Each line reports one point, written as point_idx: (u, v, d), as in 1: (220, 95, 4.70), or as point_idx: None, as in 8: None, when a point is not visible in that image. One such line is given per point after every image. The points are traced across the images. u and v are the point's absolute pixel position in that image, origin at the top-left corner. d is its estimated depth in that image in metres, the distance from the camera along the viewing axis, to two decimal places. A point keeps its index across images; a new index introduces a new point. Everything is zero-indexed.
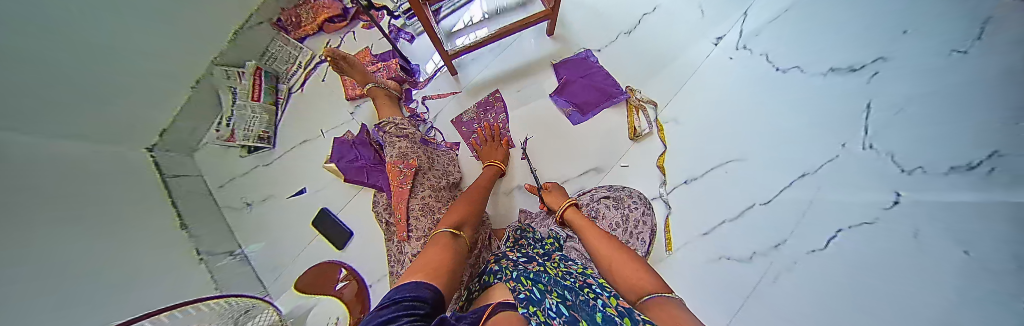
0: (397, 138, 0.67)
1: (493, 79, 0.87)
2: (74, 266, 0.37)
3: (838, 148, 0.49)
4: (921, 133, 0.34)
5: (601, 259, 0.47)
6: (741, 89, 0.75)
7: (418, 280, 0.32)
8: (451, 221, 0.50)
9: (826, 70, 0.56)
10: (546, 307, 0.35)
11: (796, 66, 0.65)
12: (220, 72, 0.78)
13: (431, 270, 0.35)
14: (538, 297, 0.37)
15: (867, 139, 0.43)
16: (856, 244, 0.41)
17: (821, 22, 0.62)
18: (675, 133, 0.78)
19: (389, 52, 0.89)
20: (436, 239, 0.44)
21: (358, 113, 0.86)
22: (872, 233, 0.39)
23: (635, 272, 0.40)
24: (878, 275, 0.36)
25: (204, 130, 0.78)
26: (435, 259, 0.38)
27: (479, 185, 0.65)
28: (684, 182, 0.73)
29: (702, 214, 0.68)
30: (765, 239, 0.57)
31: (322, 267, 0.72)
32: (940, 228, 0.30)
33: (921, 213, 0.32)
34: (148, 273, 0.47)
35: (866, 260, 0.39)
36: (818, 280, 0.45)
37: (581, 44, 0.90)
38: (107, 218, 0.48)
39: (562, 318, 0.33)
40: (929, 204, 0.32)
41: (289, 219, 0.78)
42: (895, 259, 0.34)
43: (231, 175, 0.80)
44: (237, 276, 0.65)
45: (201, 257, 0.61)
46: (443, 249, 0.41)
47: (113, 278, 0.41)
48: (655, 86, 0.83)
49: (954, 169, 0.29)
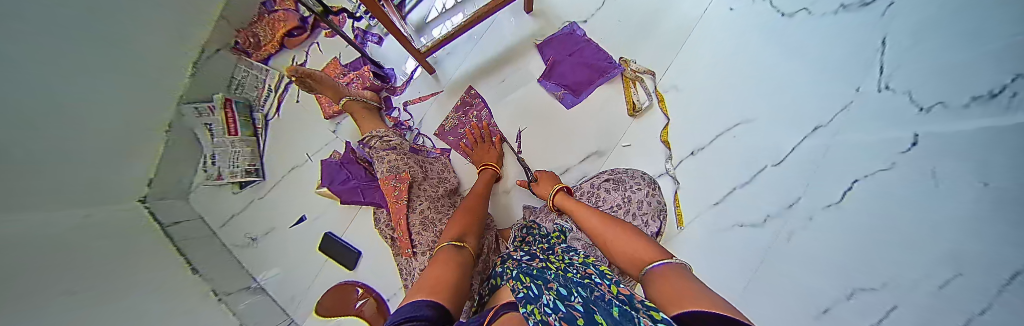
0: (383, 152, 0.63)
1: (474, 71, 0.81)
2: None
3: (852, 94, 0.46)
4: (956, 65, 0.30)
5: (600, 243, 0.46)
6: (744, 44, 0.68)
7: (419, 299, 0.30)
8: (453, 233, 0.48)
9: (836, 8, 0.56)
10: (543, 305, 0.33)
11: (803, 8, 0.61)
12: (190, 111, 0.74)
13: (435, 286, 0.33)
14: (536, 293, 0.36)
15: (884, 79, 0.41)
16: (869, 197, 0.37)
17: None
18: (676, 102, 0.73)
19: (359, 59, 0.84)
20: (438, 255, 0.42)
21: (340, 131, 0.82)
22: (888, 183, 0.35)
23: (633, 244, 0.40)
24: (890, 230, 0.33)
25: (189, 176, 0.77)
26: (442, 275, 0.36)
27: (479, 190, 0.63)
28: (691, 154, 0.69)
29: (710, 186, 0.65)
30: (779, 199, 0.53)
31: (338, 288, 0.73)
32: (955, 170, 0.27)
33: (935, 157, 0.29)
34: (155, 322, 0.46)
35: (882, 208, 0.35)
36: (831, 239, 0.41)
37: (564, 17, 0.82)
38: (101, 279, 0.45)
39: (559, 315, 0.30)
40: (938, 147, 0.29)
41: (296, 246, 0.78)
42: (905, 213, 0.31)
43: (229, 213, 0.80)
44: (259, 309, 0.68)
45: (219, 298, 0.62)
46: (446, 264, 0.39)
47: None
48: (649, 52, 0.76)
49: (975, 100, 0.26)
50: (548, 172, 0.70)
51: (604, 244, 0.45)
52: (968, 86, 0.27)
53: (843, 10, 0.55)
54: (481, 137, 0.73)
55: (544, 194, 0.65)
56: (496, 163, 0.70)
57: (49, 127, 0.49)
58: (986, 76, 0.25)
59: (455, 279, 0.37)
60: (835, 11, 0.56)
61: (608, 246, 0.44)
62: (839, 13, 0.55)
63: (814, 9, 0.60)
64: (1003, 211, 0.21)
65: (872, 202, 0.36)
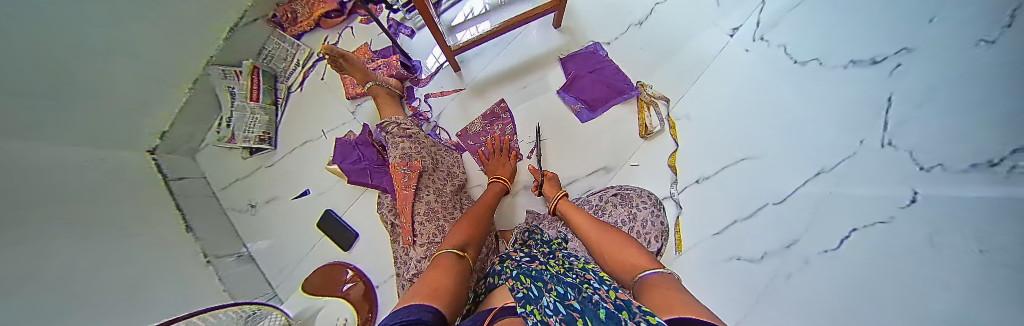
0: (399, 138, 0.64)
1: (498, 75, 0.84)
2: (65, 282, 0.36)
3: (856, 146, 0.45)
4: (946, 129, 0.32)
5: (597, 249, 0.49)
6: (753, 86, 0.72)
7: (420, 303, 0.30)
8: (455, 242, 0.48)
9: (845, 63, 0.53)
10: (543, 306, 0.33)
11: (815, 58, 0.60)
12: (217, 72, 0.75)
13: (435, 291, 0.34)
14: (536, 295, 0.36)
15: (886, 135, 0.41)
16: (868, 245, 0.38)
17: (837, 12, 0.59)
18: (687, 131, 0.75)
19: (389, 49, 0.87)
20: (438, 261, 0.43)
21: (359, 112, 0.84)
22: (887, 233, 0.36)
23: (631, 254, 0.43)
24: (888, 281, 0.33)
25: (203, 132, 0.78)
26: (442, 281, 0.36)
27: (487, 202, 0.63)
28: (696, 181, 0.71)
29: (713, 216, 0.66)
30: (777, 238, 0.54)
31: (328, 268, 0.72)
32: (957, 230, 0.28)
33: (939, 214, 0.30)
34: (138, 278, 0.45)
35: (885, 252, 0.36)
36: (824, 281, 0.42)
37: (589, 37, 0.86)
38: (94, 226, 0.45)
39: (559, 317, 0.32)
40: (943, 203, 0.31)
41: (292, 219, 0.77)
42: (902, 264, 0.33)
43: (233, 177, 0.80)
44: (245, 280, 0.67)
45: (209, 260, 0.62)
46: (445, 273, 0.39)
47: (104, 290, 0.39)
48: (667, 80, 0.80)
49: (974, 167, 0.28)
50: (555, 175, 0.72)
51: (601, 253, 0.48)
52: (964, 152, 0.29)
53: (852, 65, 0.52)
54: (500, 148, 0.74)
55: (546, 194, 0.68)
56: (507, 176, 0.71)
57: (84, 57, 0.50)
58: (983, 142, 0.27)
59: (454, 286, 0.37)
60: (843, 66, 0.53)
61: (602, 253, 0.47)
62: (848, 68, 0.52)
63: (826, 61, 0.57)
64: (1003, 272, 0.22)
65: (875, 243, 0.37)
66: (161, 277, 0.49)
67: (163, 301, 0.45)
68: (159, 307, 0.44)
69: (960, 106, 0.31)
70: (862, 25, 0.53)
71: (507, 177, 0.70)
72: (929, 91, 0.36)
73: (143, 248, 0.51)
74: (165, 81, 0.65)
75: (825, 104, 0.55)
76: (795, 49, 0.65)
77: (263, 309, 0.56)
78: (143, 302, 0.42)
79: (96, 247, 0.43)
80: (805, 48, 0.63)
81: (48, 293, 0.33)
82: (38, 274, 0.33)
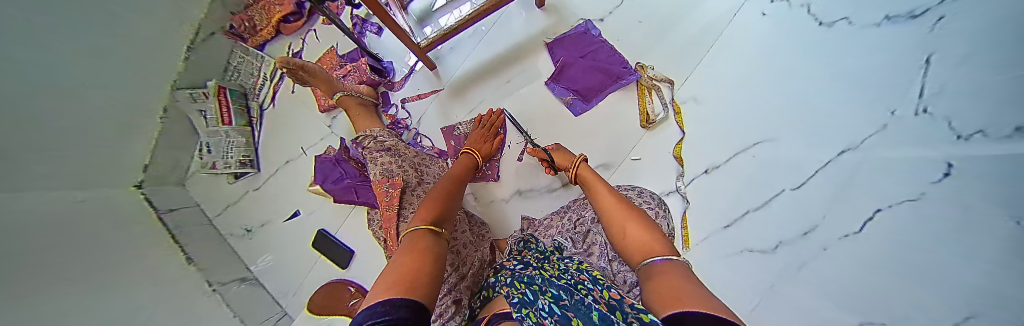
0: (376, 153, 0.60)
1: (478, 70, 0.76)
2: (87, 307, 0.38)
3: (885, 117, 0.36)
4: (983, 85, 0.25)
5: (611, 222, 0.47)
6: (760, 53, 0.63)
7: (390, 298, 0.26)
8: (426, 216, 0.44)
9: (879, 20, 0.42)
10: (539, 308, 0.31)
11: (843, 18, 0.49)
12: (184, 96, 0.71)
13: (410, 281, 0.30)
14: (531, 298, 0.33)
15: (922, 103, 0.31)
16: (885, 235, 0.32)
17: None
18: (693, 116, 0.69)
19: (356, 51, 0.80)
20: (412, 240, 0.39)
21: (336, 125, 0.82)
22: (909, 221, 0.30)
23: (648, 236, 0.41)
24: (914, 278, 0.28)
25: (187, 159, 0.74)
26: (415, 267, 0.33)
27: (457, 173, 0.57)
28: (704, 172, 0.65)
29: (717, 209, 0.61)
30: (792, 225, 0.47)
31: (330, 287, 0.73)
32: (994, 210, 0.22)
33: (979, 192, 0.24)
34: (152, 298, 0.48)
35: (904, 243, 0.30)
36: (839, 279, 0.37)
37: (579, 15, 0.75)
38: (109, 251, 0.48)
39: (553, 318, 0.29)
40: (980, 176, 0.24)
41: (284, 234, 0.77)
42: (925, 258, 0.27)
43: (225, 202, 0.78)
44: (247, 301, 0.66)
45: (213, 288, 0.60)
46: (420, 253, 0.36)
47: (123, 310, 0.41)
48: (671, 59, 0.71)
49: (1018, 132, 0.21)
50: (560, 145, 0.67)
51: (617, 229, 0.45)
52: (1000, 118, 0.22)
53: (885, 22, 0.41)
54: (490, 124, 0.68)
55: (560, 166, 0.64)
56: (482, 153, 0.64)
57: (80, 91, 0.50)
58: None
59: (430, 267, 0.34)
60: (875, 25, 0.42)
61: (615, 228, 0.46)
62: (882, 26, 0.41)
63: (854, 19, 0.46)
64: None
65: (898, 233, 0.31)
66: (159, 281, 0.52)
67: (155, 303, 0.47)
68: (153, 310, 0.45)
69: (1005, 49, 0.23)
70: None
71: (482, 155, 0.64)
72: (970, 31, 0.28)
73: (153, 270, 0.52)
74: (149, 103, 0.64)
75: (840, 67, 0.46)
76: (822, 9, 0.53)
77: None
78: (139, 304, 0.44)
79: (97, 249, 0.46)
80: (829, 5, 0.52)
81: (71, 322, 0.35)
82: (36, 278, 0.35)
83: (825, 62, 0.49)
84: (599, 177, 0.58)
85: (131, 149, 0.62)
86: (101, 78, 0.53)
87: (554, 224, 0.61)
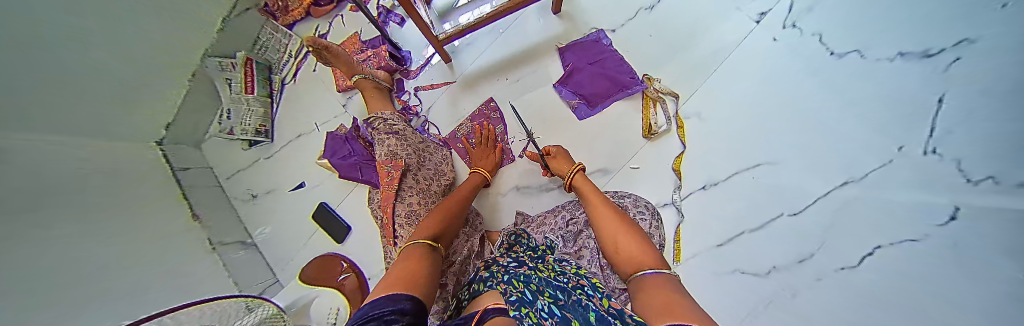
0: (384, 135, 0.62)
1: (491, 67, 0.79)
2: (91, 250, 0.39)
3: (892, 153, 0.36)
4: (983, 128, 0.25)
5: (605, 236, 0.48)
6: (771, 78, 0.64)
7: (392, 293, 0.29)
8: (425, 232, 0.45)
9: (890, 56, 0.42)
10: (537, 309, 0.34)
11: (855, 50, 0.49)
12: (213, 64, 0.75)
13: (409, 280, 0.32)
14: (530, 298, 0.36)
15: (931, 142, 0.31)
16: (881, 267, 0.33)
17: None
18: (697, 131, 0.68)
19: (378, 38, 0.84)
20: (407, 252, 0.40)
21: (349, 105, 0.85)
22: (904, 255, 0.31)
23: (638, 248, 0.43)
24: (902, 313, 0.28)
25: (207, 122, 0.78)
26: (413, 273, 0.34)
27: (463, 194, 0.58)
28: (703, 188, 0.64)
29: (710, 227, 0.60)
30: (790, 251, 0.47)
31: (323, 259, 0.75)
32: (983, 254, 0.23)
33: (971, 234, 0.24)
34: (155, 250, 0.49)
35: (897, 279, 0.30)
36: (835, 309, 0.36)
37: (592, 24, 0.78)
38: (116, 202, 0.49)
39: (554, 319, 0.32)
40: (975, 217, 0.25)
41: (286, 204, 0.80)
42: (913, 294, 0.28)
43: (237, 167, 0.81)
44: (245, 264, 0.68)
45: (214, 247, 0.62)
46: (417, 262, 0.37)
47: (124, 258, 0.43)
48: (678, 74, 0.72)
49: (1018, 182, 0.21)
50: (562, 148, 0.68)
51: (608, 241, 0.47)
52: (1006, 155, 0.22)
53: (900, 58, 0.40)
54: (485, 138, 0.71)
55: (557, 172, 0.65)
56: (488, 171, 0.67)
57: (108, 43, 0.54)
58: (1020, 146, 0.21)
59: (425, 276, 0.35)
60: (886, 59, 0.43)
61: (608, 242, 0.47)
62: (895, 61, 0.41)
63: (866, 53, 0.47)
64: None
65: (911, 263, 0.30)
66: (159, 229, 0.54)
67: (147, 249, 0.48)
68: (145, 255, 0.47)
69: (1011, 94, 0.23)
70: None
71: (489, 172, 0.66)
72: (977, 73, 0.28)
73: (160, 225, 0.54)
74: (179, 66, 0.68)
75: (850, 99, 0.47)
76: (835, 41, 0.54)
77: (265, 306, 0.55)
78: (138, 254, 0.45)
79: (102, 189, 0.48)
80: (844, 39, 0.52)
81: (68, 263, 0.36)
82: (40, 214, 0.37)
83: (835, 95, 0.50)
84: (595, 188, 0.60)
85: (155, 107, 0.65)
86: (127, 34, 0.57)
87: (547, 222, 0.61)
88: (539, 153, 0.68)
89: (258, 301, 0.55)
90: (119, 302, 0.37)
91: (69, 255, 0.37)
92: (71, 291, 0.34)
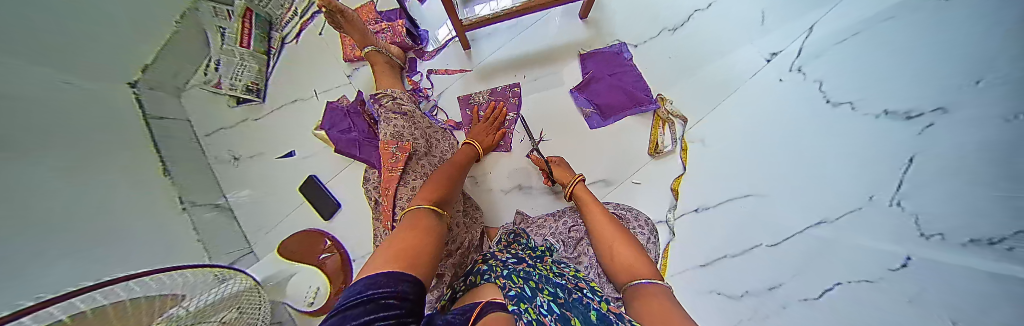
0: (391, 114, 0.60)
1: (510, 61, 0.78)
2: (77, 196, 0.36)
3: (863, 200, 0.42)
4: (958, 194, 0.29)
5: (603, 244, 0.49)
6: (786, 112, 0.64)
7: (388, 271, 0.27)
8: (428, 196, 0.44)
9: (878, 111, 0.45)
10: (537, 305, 0.34)
11: (849, 101, 0.52)
12: (207, 8, 0.70)
13: (407, 255, 0.30)
14: (529, 294, 0.37)
15: (896, 195, 0.37)
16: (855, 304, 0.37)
17: (880, 46, 0.51)
18: (699, 156, 0.70)
19: (396, 12, 0.80)
20: (412, 216, 0.40)
21: (355, 77, 0.81)
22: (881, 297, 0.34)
23: (634, 258, 0.44)
24: None
25: (189, 72, 0.69)
26: (414, 244, 0.33)
27: (459, 162, 0.56)
28: (695, 210, 0.66)
29: (703, 247, 0.62)
30: (763, 277, 0.52)
31: (306, 234, 0.72)
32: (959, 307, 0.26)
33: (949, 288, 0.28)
34: (138, 206, 0.45)
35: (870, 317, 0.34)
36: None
37: (616, 36, 0.78)
38: (101, 146, 0.45)
39: (553, 316, 0.32)
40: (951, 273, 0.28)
41: (273, 173, 0.76)
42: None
43: (220, 125, 0.74)
44: (221, 228, 0.62)
45: (183, 207, 0.54)
46: (420, 231, 0.36)
47: (107, 209, 0.39)
48: (690, 98, 0.74)
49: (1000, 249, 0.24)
50: (563, 159, 0.69)
51: (606, 249, 0.48)
52: (988, 224, 0.25)
53: (884, 116, 0.44)
54: (492, 117, 0.68)
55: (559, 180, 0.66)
56: (485, 145, 0.64)
57: None
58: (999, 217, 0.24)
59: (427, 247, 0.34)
60: (875, 115, 0.46)
61: (606, 250, 0.48)
62: (880, 118, 0.45)
63: (858, 105, 0.50)
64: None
65: (903, 312, 0.31)
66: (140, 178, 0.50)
67: (121, 201, 0.44)
68: (118, 208, 0.42)
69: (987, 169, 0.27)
70: (893, 51, 0.47)
71: (484, 148, 0.64)
72: (948, 143, 0.32)
73: (142, 178, 0.50)
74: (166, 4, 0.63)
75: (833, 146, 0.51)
76: (833, 89, 0.56)
77: (232, 278, 0.50)
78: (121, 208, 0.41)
79: (88, 125, 0.44)
80: (838, 86, 0.55)
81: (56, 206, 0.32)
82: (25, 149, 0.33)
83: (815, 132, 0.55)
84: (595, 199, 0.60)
85: (135, 42, 0.57)
86: None
87: (547, 225, 0.62)
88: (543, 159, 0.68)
89: (224, 271, 0.50)
90: (99, 260, 0.34)
91: (53, 202, 0.33)
92: (56, 233, 0.31)
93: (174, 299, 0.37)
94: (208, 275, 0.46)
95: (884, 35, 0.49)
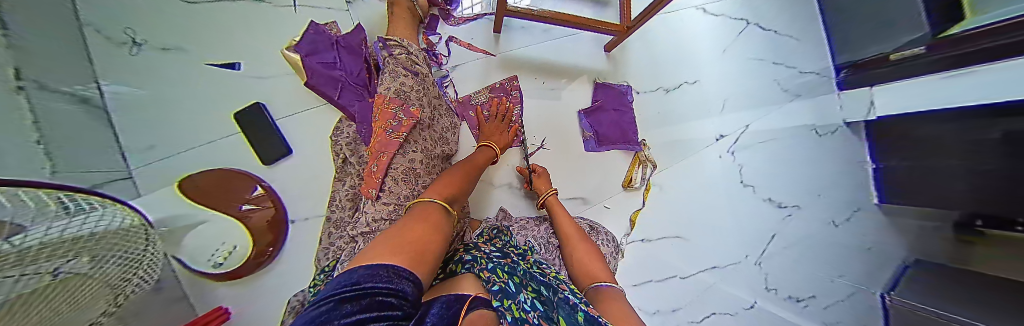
0: (396, 67, 0.52)
1: (531, 61, 0.78)
2: None
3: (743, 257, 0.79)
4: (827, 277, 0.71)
5: (570, 250, 0.55)
6: (718, 185, 0.85)
7: (382, 263, 0.24)
8: (443, 194, 0.44)
9: (766, 198, 0.82)
10: (521, 302, 0.31)
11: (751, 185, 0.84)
12: None
13: (419, 254, 0.29)
14: (513, 291, 0.34)
15: (760, 261, 0.77)
16: None
17: (788, 166, 0.83)
18: (657, 198, 0.83)
19: None
20: (424, 209, 0.39)
21: (358, 7, 0.71)
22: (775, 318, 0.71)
23: (594, 264, 0.49)
24: None
25: None
26: (423, 240, 0.32)
27: (476, 165, 0.55)
28: (641, 240, 0.79)
29: (643, 271, 0.76)
30: (668, 302, 0.74)
31: (223, 175, 0.55)
32: None
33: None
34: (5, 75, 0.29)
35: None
36: None
37: (625, 77, 0.86)
38: None
39: (537, 314, 0.30)
40: None
41: (201, 82, 0.56)
42: None
43: None
44: (89, 134, 0.41)
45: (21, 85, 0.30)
46: (432, 225, 0.36)
47: None
48: (663, 150, 0.86)
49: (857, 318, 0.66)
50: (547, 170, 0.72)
51: (569, 254, 0.54)
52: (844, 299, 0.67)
53: (769, 201, 0.82)
54: (501, 115, 0.66)
55: (539, 190, 0.69)
56: (500, 146, 0.63)
57: None
58: None
59: (433, 243, 0.33)
60: (766, 200, 0.82)
61: (574, 258, 0.53)
62: (767, 202, 0.82)
63: (758, 189, 0.83)
64: None
65: None
66: (27, 30, 0.34)
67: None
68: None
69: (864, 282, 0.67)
70: (805, 162, 0.82)
71: (500, 148, 0.63)
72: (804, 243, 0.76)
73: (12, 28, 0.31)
74: None
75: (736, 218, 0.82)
76: (750, 177, 0.85)
77: (97, 209, 0.33)
78: None
79: None
80: (752, 177, 0.84)
81: None
82: None
83: (740, 214, 0.82)
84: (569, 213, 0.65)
85: None
86: None
87: (528, 228, 0.64)
88: (527, 168, 0.71)
89: (70, 195, 0.31)
90: None
91: None
92: None
93: (18, 226, 0.22)
94: (53, 197, 0.29)
95: (783, 147, 0.84)
